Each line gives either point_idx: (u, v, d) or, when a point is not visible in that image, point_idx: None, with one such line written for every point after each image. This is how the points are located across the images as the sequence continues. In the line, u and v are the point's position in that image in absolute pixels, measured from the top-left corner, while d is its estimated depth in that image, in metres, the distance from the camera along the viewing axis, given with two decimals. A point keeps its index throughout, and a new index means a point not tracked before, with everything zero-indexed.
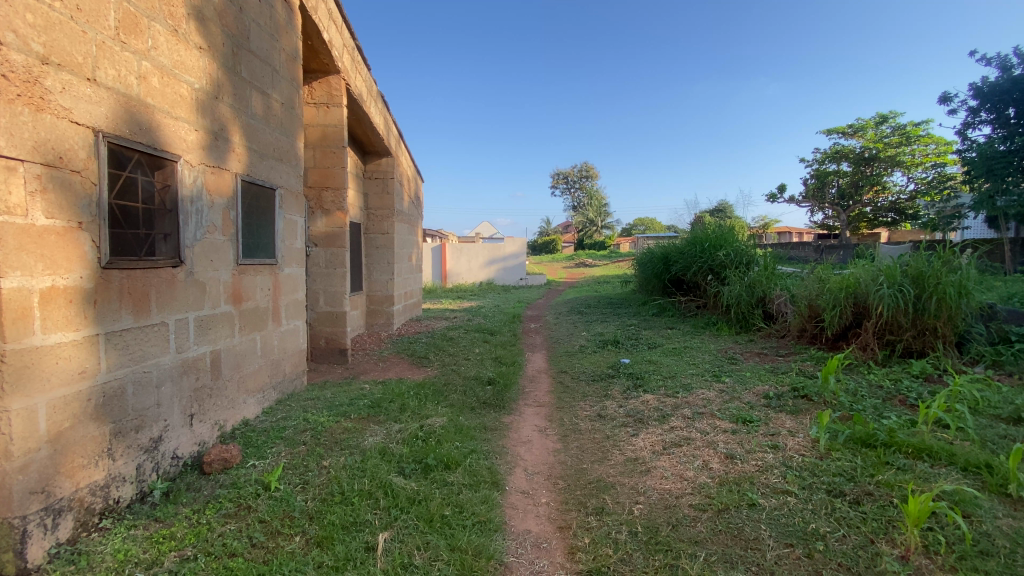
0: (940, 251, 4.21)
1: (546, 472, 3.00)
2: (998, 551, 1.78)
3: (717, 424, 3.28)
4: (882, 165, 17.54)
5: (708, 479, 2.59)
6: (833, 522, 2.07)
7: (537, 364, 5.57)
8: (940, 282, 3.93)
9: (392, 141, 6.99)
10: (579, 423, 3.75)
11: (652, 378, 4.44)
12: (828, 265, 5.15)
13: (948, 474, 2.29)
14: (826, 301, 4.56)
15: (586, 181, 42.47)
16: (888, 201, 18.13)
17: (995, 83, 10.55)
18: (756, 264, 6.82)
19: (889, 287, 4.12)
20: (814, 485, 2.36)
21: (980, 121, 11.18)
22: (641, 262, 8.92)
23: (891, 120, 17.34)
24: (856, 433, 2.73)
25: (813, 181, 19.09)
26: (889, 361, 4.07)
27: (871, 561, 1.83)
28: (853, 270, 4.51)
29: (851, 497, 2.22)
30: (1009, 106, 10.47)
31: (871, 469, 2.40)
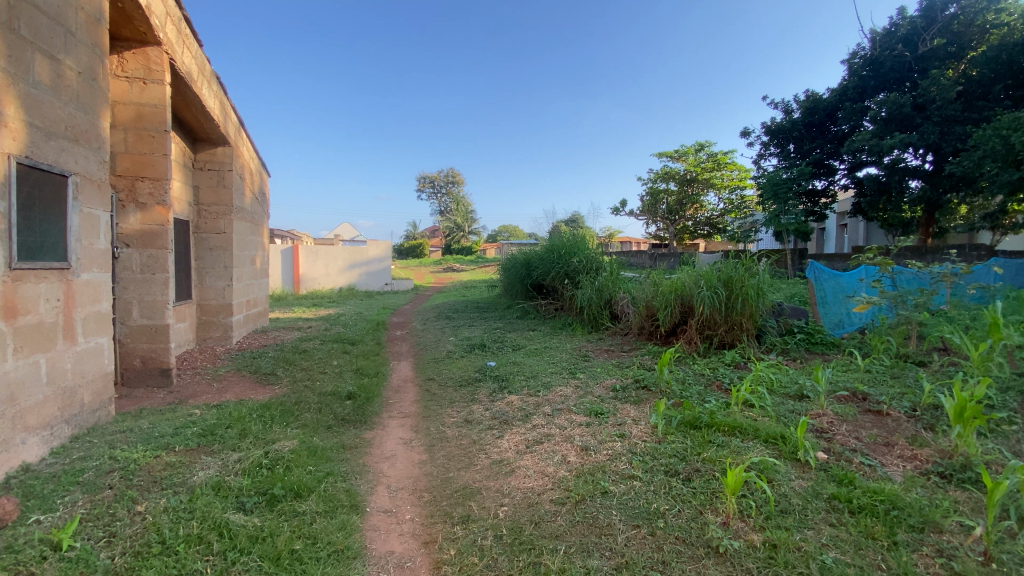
0: (743, 260, 5.07)
1: (411, 486, 2.88)
2: (793, 508, 2.14)
3: (574, 419, 3.49)
4: (700, 186, 20.61)
5: (566, 473, 2.72)
6: (670, 500, 2.31)
7: (402, 373, 5.36)
8: (743, 284, 4.73)
9: (231, 128, 6.17)
10: (445, 430, 3.69)
11: (515, 380, 4.58)
12: (661, 270, 5.84)
13: (754, 447, 2.72)
14: (660, 302, 5.16)
15: (451, 186, 42.68)
16: (704, 217, 21.33)
17: (779, 123, 13.24)
18: (605, 269, 7.47)
19: (708, 289, 4.83)
20: (654, 467, 2.63)
21: (769, 153, 13.85)
22: (505, 267, 9.21)
23: (706, 149, 20.42)
24: (686, 417, 3.12)
25: (648, 197, 21.70)
26: (708, 352, 4.75)
27: (701, 531, 2.07)
28: (681, 275, 5.18)
29: (683, 475, 2.52)
30: (789, 143, 13.32)
31: (698, 448, 2.76)
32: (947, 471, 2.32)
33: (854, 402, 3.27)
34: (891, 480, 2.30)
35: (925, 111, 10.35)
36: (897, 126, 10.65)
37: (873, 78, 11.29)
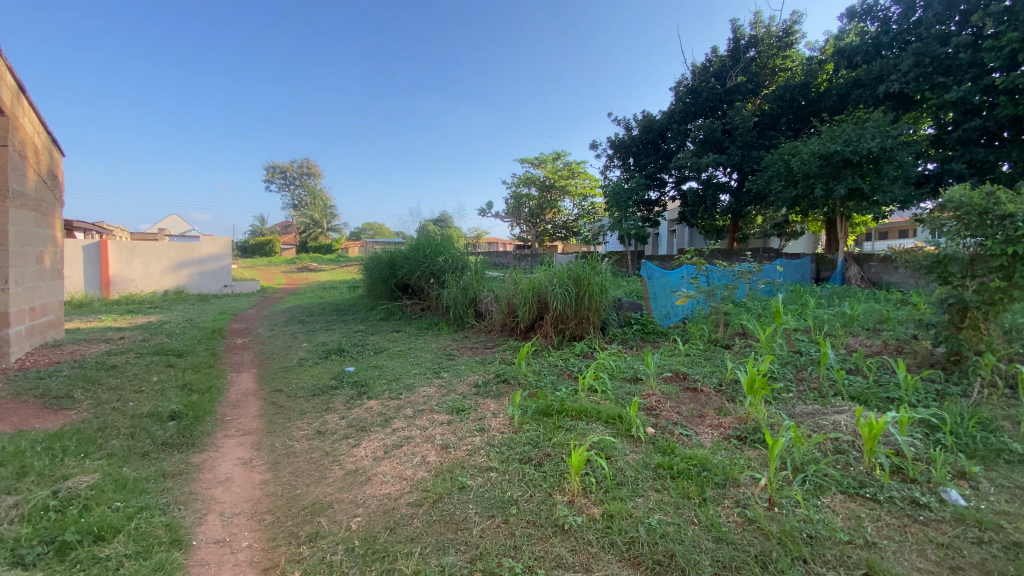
0: (590, 260, 5.53)
1: (250, 510, 2.57)
2: (628, 480, 2.39)
3: (435, 418, 3.45)
4: (557, 192, 22.03)
5: (425, 474, 2.68)
6: (523, 486, 2.41)
7: (244, 385, 4.78)
8: (591, 281, 5.16)
9: (6, 93, 4.90)
10: (293, 445, 3.37)
11: (376, 383, 4.39)
12: (521, 268, 6.09)
13: (598, 428, 2.97)
14: (520, 299, 5.38)
15: (307, 180, 39.51)
16: (562, 220, 22.73)
17: (621, 139, 14.80)
18: (469, 268, 7.56)
19: (561, 285, 5.17)
20: (509, 457, 2.72)
21: (614, 165, 15.39)
22: (368, 266, 8.81)
23: (562, 157, 21.85)
24: (540, 406, 3.29)
25: (512, 200, 22.55)
26: (562, 344, 5.08)
27: (549, 512, 2.19)
28: (538, 273, 5.45)
29: (535, 461, 2.65)
30: (629, 157, 14.95)
31: (549, 434, 2.92)
32: (744, 434, 2.78)
33: (678, 381, 3.77)
34: (704, 446, 2.70)
35: (732, 136, 12.40)
36: (711, 148, 12.57)
37: (694, 105, 13.17)
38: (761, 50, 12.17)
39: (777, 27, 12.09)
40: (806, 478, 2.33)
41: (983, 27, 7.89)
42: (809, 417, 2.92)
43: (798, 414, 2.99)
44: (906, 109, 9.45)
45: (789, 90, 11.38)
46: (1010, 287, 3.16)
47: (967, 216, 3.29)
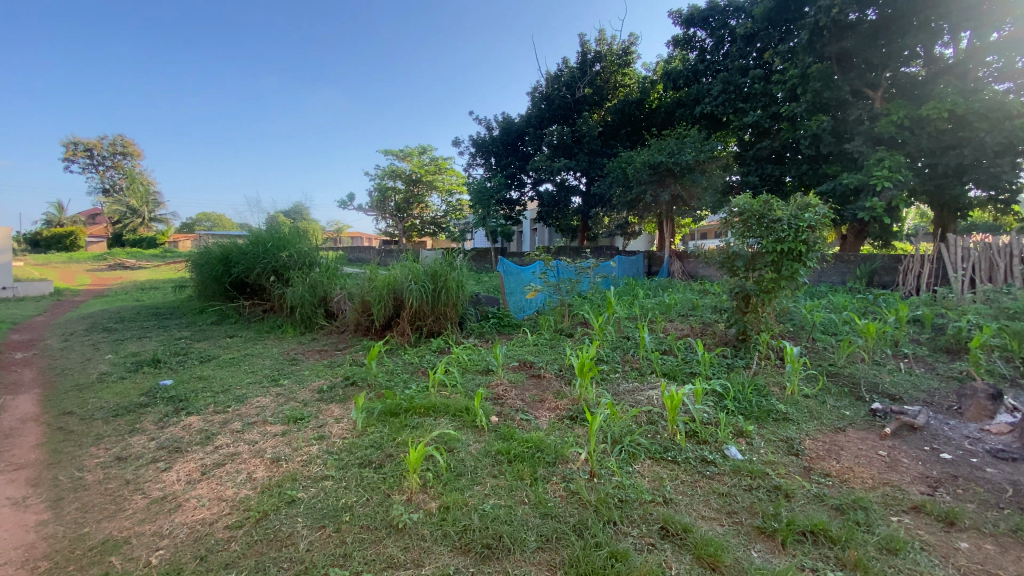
0: (447, 255, 5.53)
1: (11, 561, 2.07)
2: (466, 469, 2.45)
3: (268, 430, 3.15)
4: (423, 187, 21.63)
5: (251, 491, 2.42)
6: (360, 491, 2.32)
7: (18, 410, 3.84)
8: (446, 277, 5.16)
9: None
10: (83, 476, 2.80)
11: (200, 397, 3.86)
12: (375, 264, 5.84)
13: (443, 422, 2.99)
14: (373, 296, 5.15)
15: (124, 161, 33.36)
16: (429, 217, 22.43)
17: (481, 138, 15.12)
18: (318, 265, 7.03)
19: (415, 282, 5.07)
20: (348, 463, 2.59)
21: (476, 163, 15.67)
22: (196, 263, 7.72)
23: (428, 152, 21.58)
24: (386, 406, 3.19)
25: (375, 193, 21.53)
26: (418, 341, 5.01)
27: (384, 512, 2.15)
28: (392, 270, 5.28)
29: (375, 464, 2.56)
30: (490, 156, 15.34)
31: (393, 433, 2.85)
32: (576, 414, 3.04)
33: (524, 370, 3.97)
34: (541, 429, 2.88)
35: (581, 143, 13.43)
36: (564, 152, 13.49)
37: (549, 111, 14.00)
38: (605, 65, 13.33)
39: (618, 46, 13.37)
40: (622, 448, 2.62)
41: (770, 64, 9.62)
42: (630, 395, 3.30)
43: (622, 392, 3.36)
44: (717, 128, 11.18)
45: (627, 105, 12.68)
46: (778, 278, 3.90)
47: (748, 219, 4.01)
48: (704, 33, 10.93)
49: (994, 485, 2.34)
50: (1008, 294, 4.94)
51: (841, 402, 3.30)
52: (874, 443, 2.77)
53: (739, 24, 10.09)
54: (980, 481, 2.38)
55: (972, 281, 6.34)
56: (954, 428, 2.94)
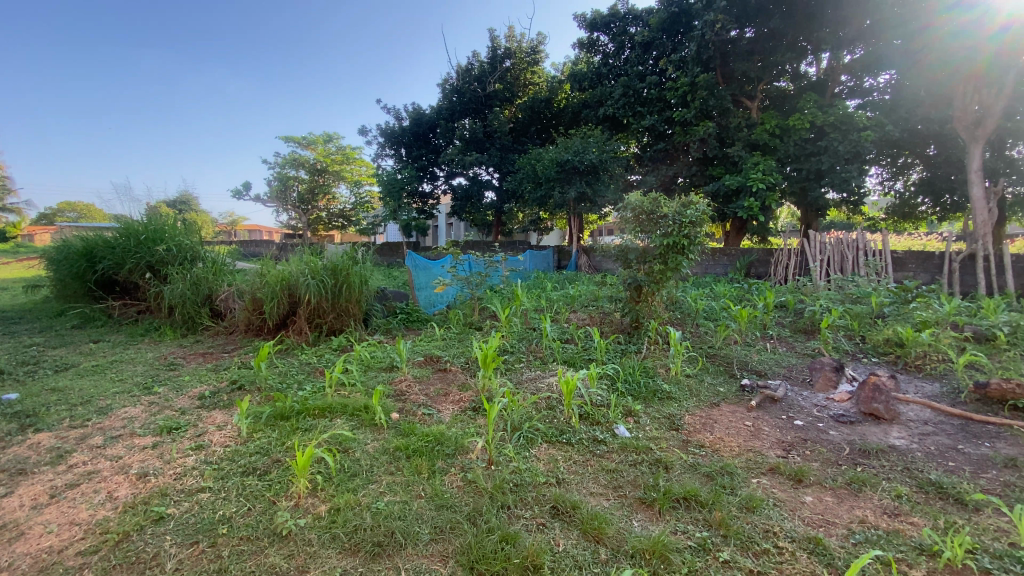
0: (348, 249, 5.30)
1: None
2: (361, 469, 2.38)
3: (137, 443, 2.82)
4: (330, 177, 20.48)
5: (111, 512, 2.16)
6: (241, 500, 2.16)
7: None
8: (347, 272, 4.95)
9: None
10: None
11: (52, 412, 3.35)
12: (268, 258, 5.44)
13: (339, 422, 2.88)
14: (265, 293, 4.79)
15: None
16: (337, 209, 21.38)
17: (390, 128, 14.65)
18: (203, 259, 6.40)
19: (313, 277, 4.80)
20: (230, 472, 2.41)
21: (385, 154, 15.18)
22: (50, 258, 6.70)
23: (334, 140, 20.46)
24: (276, 409, 3.00)
25: (275, 182, 19.59)
26: (317, 340, 4.76)
27: (269, 520, 2.02)
28: (287, 265, 4.94)
29: (261, 471, 2.40)
30: (400, 147, 14.94)
31: (283, 438, 2.70)
32: (477, 405, 3.08)
33: (429, 365, 3.94)
34: (442, 422, 2.87)
35: (492, 138, 13.52)
36: (475, 146, 13.49)
37: (460, 105, 13.94)
38: (515, 62, 13.52)
39: (527, 44, 13.62)
40: (521, 435, 2.71)
41: (665, 71, 10.33)
42: (531, 383, 3.41)
43: (524, 381, 3.46)
44: (619, 129, 11.81)
45: (537, 102, 12.99)
46: (666, 269, 4.22)
47: (640, 215, 4.30)
48: (606, 37, 11.48)
49: (833, 444, 2.73)
50: (851, 282, 5.77)
51: (718, 380, 3.66)
52: (742, 415, 3.10)
53: (637, 31, 10.73)
54: (822, 441, 2.76)
55: (827, 270, 7.32)
56: (806, 397, 3.38)
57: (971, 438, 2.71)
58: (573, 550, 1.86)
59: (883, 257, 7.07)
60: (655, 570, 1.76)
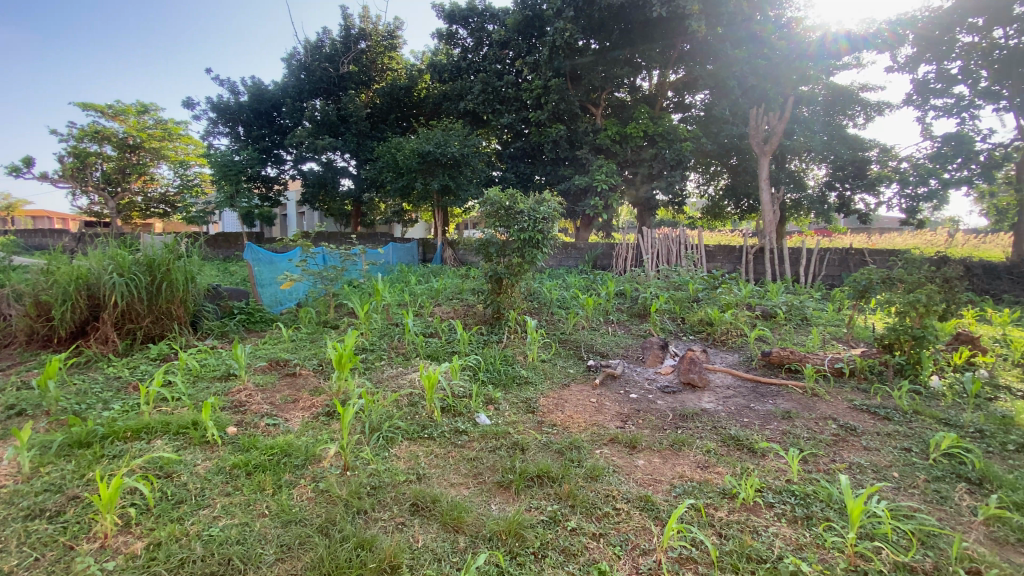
0: (171, 240, 4.56)
1: None
2: (191, 493, 2.09)
3: None
4: (147, 155, 17.27)
5: None
6: (21, 551, 1.74)
7: None
8: (169, 268, 4.26)
9: None
10: None
11: None
12: (58, 251, 4.42)
13: (162, 444, 2.48)
14: (53, 295, 3.89)
15: None
16: (157, 192, 18.05)
17: (224, 103, 12.98)
18: None
19: (122, 275, 4.03)
20: (5, 519, 1.92)
21: (219, 132, 13.39)
22: None
23: (152, 112, 17.32)
24: (71, 436, 2.47)
25: (69, 158, 16.01)
26: (130, 350, 4.04)
27: (64, 570, 1.67)
28: (86, 259, 4.07)
29: (51, 512, 1.96)
30: (238, 125, 13.36)
31: (83, 469, 2.23)
32: (332, 409, 2.91)
33: (276, 370, 3.60)
34: (291, 431, 2.66)
35: (347, 123, 12.74)
36: (327, 130, 12.60)
37: (309, 84, 12.88)
38: (370, 45, 12.92)
39: (383, 27, 13.10)
40: (380, 435, 2.63)
41: (520, 71, 10.77)
42: (391, 381, 3.34)
43: (384, 379, 3.36)
44: (479, 124, 12.03)
45: (395, 89, 12.54)
46: (522, 263, 4.44)
47: (498, 210, 4.43)
48: (464, 31, 11.61)
49: (660, 412, 3.15)
50: (674, 272, 6.69)
51: (568, 363, 3.98)
52: (588, 393, 3.42)
53: (494, 29, 11.01)
54: (652, 411, 3.17)
55: (658, 262, 8.42)
56: (641, 373, 3.85)
57: (759, 397, 3.34)
58: (433, 544, 1.87)
59: (699, 250, 8.35)
60: (511, 549, 1.86)
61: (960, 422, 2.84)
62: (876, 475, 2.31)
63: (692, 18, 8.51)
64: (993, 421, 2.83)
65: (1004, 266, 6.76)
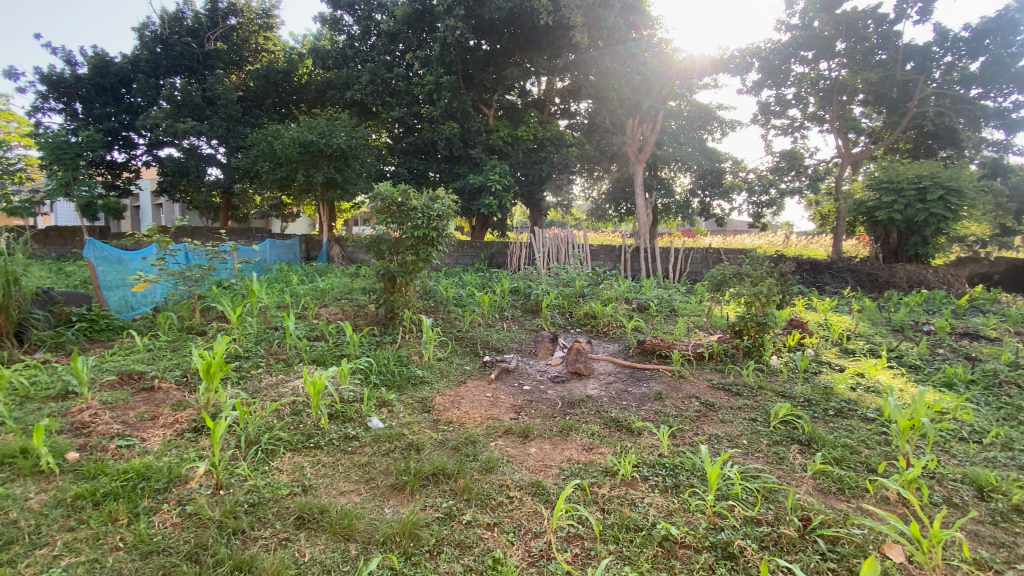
0: None
1: None
2: (20, 534, 1.76)
3: None
4: None
5: None
6: None
7: None
8: None
9: None
10: None
11: None
12: None
13: None
14: None
15: None
16: None
17: (56, 74, 10.99)
18: None
19: None
20: None
21: (49, 108, 11.27)
22: None
23: None
24: None
25: None
26: None
27: None
28: None
29: None
30: (74, 101, 11.39)
31: None
32: (200, 424, 2.62)
33: (128, 385, 3.13)
34: (150, 452, 2.35)
35: (215, 106, 11.44)
36: (190, 112, 11.21)
37: (167, 59, 11.36)
38: (242, 22, 11.78)
39: (256, 4, 12.04)
40: (259, 449, 2.45)
41: (411, 65, 10.56)
42: (272, 389, 3.10)
43: (263, 388, 3.11)
44: (367, 117, 11.56)
45: (272, 72, 11.54)
46: (415, 261, 4.37)
47: (390, 206, 4.30)
48: (349, 19, 11.32)
49: (550, 401, 3.32)
50: (563, 270, 7.07)
51: (463, 360, 4.01)
52: (484, 389, 3.48)
53: (382, 20, 10.67)
54: (543, 400, 3.33)
55: (548, 260, 8.79)
56: (533, 366, 4.00)
57: (636, 381, 3.68)
58: (321, 556, 1.79)
59: (585, 249, 8.89)
60: (405, 550, 1.83)
61: (793, 393, 3.38)
62: (729, 444, 2.67)
63: (577, 29, 9.00)
64: (817, 391, 3.41)
65: (825, 263, 8.11)
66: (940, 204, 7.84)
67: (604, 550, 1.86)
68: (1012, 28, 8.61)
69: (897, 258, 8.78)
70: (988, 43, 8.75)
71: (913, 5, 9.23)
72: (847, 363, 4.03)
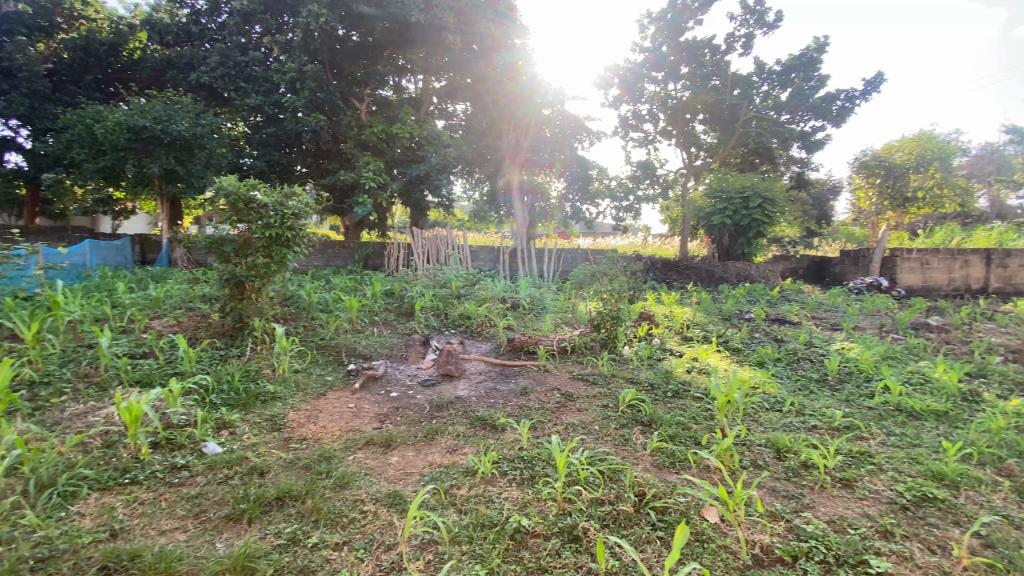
0: None
1: None
2: None
3: None
4: None
5: None
6: None
7: None
8: None
9: None
10: None
11: None
12: None
13: None
14: None
15: None
16: None
17: None
18: None
19: None
20: None
21: None
22: None
23: None
24: None
25: None
26: None
27: None
28: None
29: None
30: None
31: None
32: None
33: None
34: None
35: (13, 78, 9.39)
36: None
37: None
38: None
39: None
40: (53, 492, 2.03)
41: (270, 50, 9.68)
42: (77, 419, 2.60)
43: (64, 420, 2.60)
44: (219, 103, 10.34)
45: (93, 44, 9.78)
46: (268, 264, 3.99)
47: (236, 204, 3.87)
48: None
49: (418, 406, 3.25)
50: (439, 271, 7.01)
51: (325, 370, 3.76)
52: (346, 399, 3.29)
53: None
54: (410, 406, 3.24)
55: (426, 261, 8.67)
56: (403, 370, 3.89)
57: (504, 379, 3.77)
58: None
59: (463, 250, 8.93)
60: None
61: (640, 379, 3.73)
62: (582, 431, 2.85)
63: (451, 30, 9.01)
64: (659, 376, 3.81)
65: (674, 262, 9.13)
66: (760, 211, 9.29)
67: (456, 552, 1.86)
68: (810, 65, 10.52)
69: (729, 256, 10.18)
70: (793, 77, 10.59)
71: (738, 40, 10.81)
72: (686, 349, 4.56)
